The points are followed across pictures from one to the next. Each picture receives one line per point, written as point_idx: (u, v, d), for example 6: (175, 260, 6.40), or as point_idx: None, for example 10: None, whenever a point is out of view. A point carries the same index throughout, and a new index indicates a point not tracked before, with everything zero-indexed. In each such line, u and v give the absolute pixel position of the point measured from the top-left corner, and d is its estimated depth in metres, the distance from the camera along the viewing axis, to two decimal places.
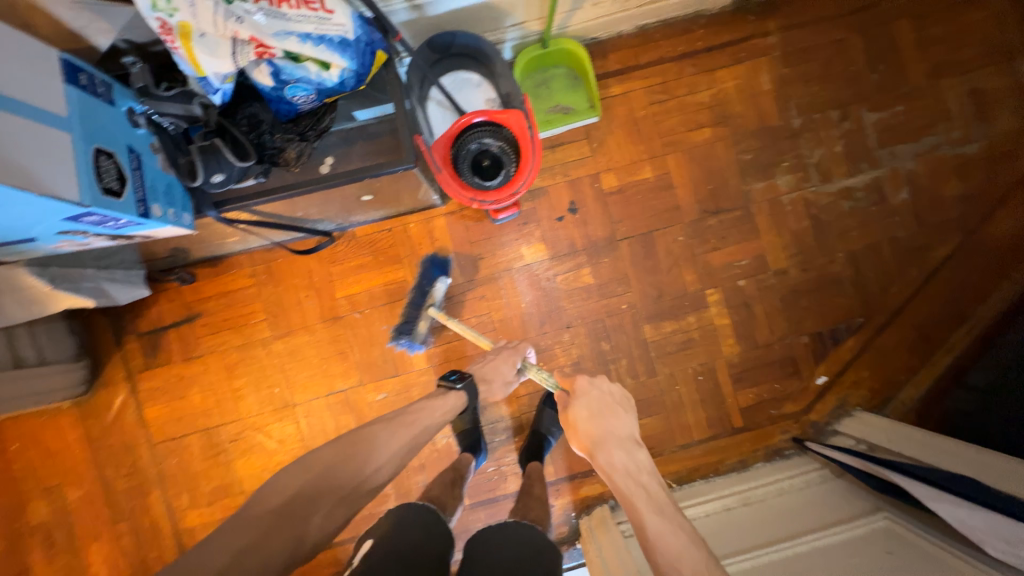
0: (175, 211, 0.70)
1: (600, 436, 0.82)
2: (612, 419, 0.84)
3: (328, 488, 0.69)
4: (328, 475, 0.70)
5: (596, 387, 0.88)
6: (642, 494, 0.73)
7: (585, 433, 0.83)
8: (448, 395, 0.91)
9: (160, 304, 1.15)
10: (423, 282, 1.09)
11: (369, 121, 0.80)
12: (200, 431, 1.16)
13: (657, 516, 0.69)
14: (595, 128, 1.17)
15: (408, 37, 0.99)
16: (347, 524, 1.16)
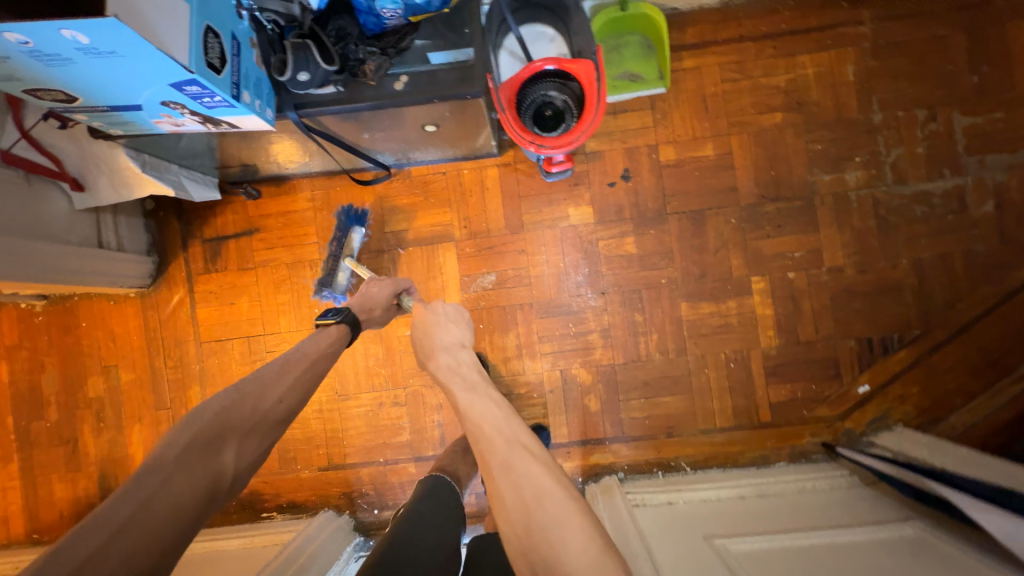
0: (261, 105, 0.75)
1: (428, 344, 0.81)
2: (441, 328, 0.82)
3: (228, 426, 0.65)
4: (224, 415, 0.66)
5: (433, 308, 0.84)
6: (460, 383, 0.75)
7: (418, 342, 0.83)
8: (327, 330, 0.84)
9: (225, 215, 1.24)
10: (338, 231, 1.14)
11: (440, 65, 0.82)
12: (243, 338, 1.24)
13: (469, 395, 0.73)
14: (661, 100, 1.15)
15: None
16: (361, 449, 1.21)
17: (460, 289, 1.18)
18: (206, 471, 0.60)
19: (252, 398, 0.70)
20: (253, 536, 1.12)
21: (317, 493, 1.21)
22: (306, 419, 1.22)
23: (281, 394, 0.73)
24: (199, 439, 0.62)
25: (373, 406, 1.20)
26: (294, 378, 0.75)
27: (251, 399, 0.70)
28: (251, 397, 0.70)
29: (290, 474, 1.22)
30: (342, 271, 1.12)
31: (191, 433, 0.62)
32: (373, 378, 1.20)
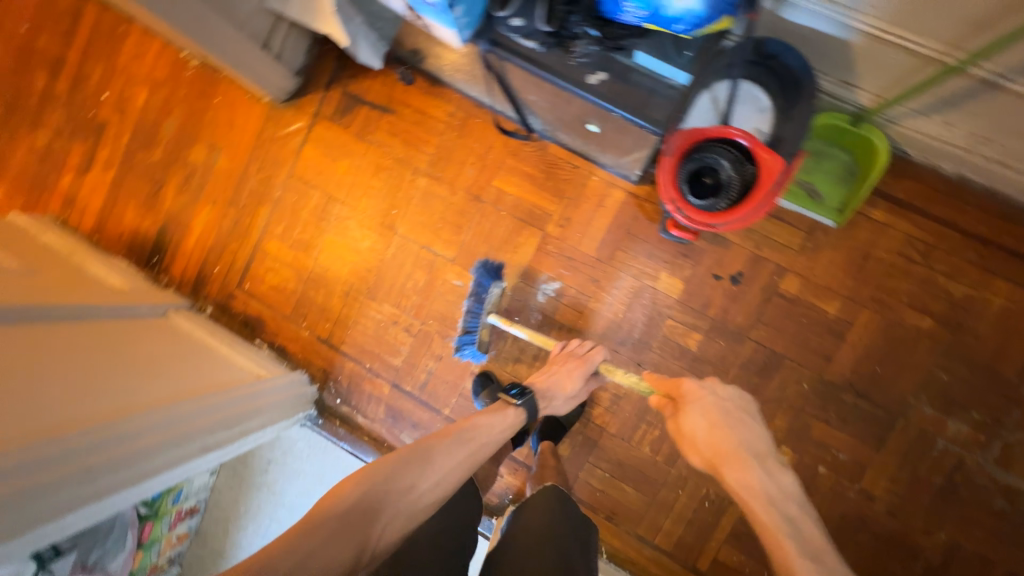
0: (464, 22, 0.74)
1: (725, 449, 0.76)
2: (716, 421, 0.79)
3: (389, 497, 0.69)
4: (385, 485, 0.70)
5: (710, 391, 0.83)
6: (794, 537, 0.65)
7: (711, 445, 0.78)
8: (506, 412, 0.91)
9: (374, 82, 1.26)
10: (478, 290, 1.11)
11: (643, 69, 0.76)
12: (326, 194, 1.30)
13: (813, 563, 0.62)
14: (822, 231, 1.05)
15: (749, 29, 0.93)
16: (358, 345, 1.28)
17: (521, 276, 1.18)
18: (358, 539, 0.63)
19: (414, 471, 0.73)
20: (235, 356, 1.23)
21: (305, 354, 1.31)
22: (332, 292, 1.30)
23: (443, 469, 0.76)
24: (362, 501, 0.66)
25: (389, 319, 1.26)
26: (455, 458, 0.78)
27: (416, 468, 0.73)
28: (415, 467, 0.73)
29: (295, 325, 1.32)
30: (485, 329, 1.13)
31: (355, 496, 0.67)
32: (404, 298, 1.25)
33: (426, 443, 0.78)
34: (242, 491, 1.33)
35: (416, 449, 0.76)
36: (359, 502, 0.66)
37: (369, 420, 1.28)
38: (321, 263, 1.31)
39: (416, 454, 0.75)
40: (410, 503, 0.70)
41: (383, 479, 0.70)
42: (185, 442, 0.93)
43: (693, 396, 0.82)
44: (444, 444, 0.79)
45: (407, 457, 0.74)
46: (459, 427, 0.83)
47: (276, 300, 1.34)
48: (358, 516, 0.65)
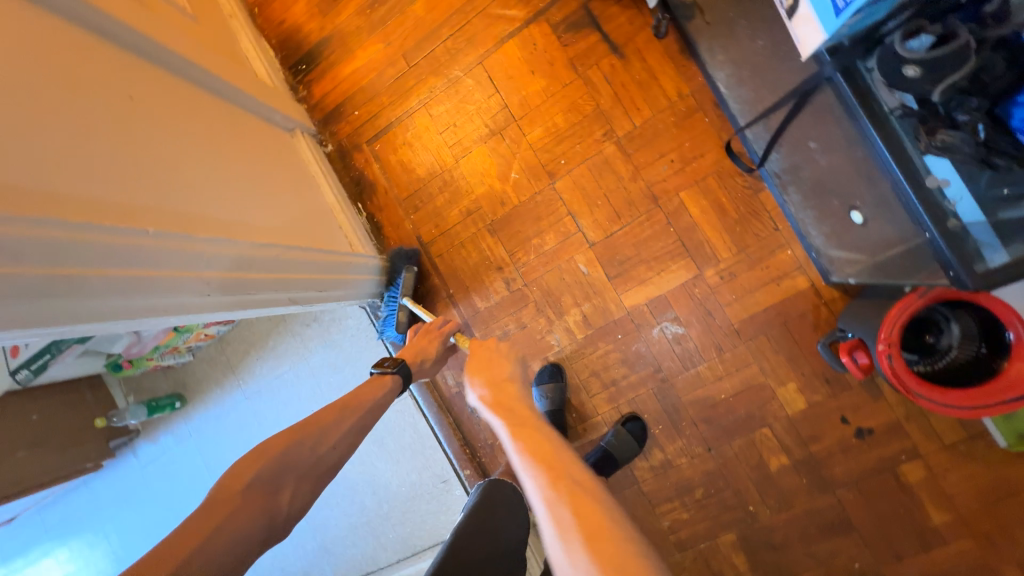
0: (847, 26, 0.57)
1: (486, 379, 0.78)
2: (482, 363, 0.82)
3: (289, 466, 0.69)
4: (284, 457, 0.69)
5: (493, 348, 0.86)
6: (511, 421, 0.68)
7: (477, 366, 0.81)
8: (386, 380, 0.87)
9: (621, 14, 1.07)
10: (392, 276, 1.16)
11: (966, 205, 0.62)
12: (503, 103, 1.15)
13: (526, 434, 0.65)
14: (987, 444, 0.92)
15: None
16: (451, 267, 1.21)
17: (648, 301, 1.07)
18: (263, 509, 0.63)
19: (310, 443, 0.72)
20: (336, 213, 1.16)
21: (397, 244, 1.25)
22: (454, 203, 1.20)
23: (334, 437, 0.75)
24: (261, 476, 0.66)
25: (494, 262, 1.17)
26: (346, 430, 0.77)
27: (308, 442, 0.72)
28: (306, 436, 0.72)
29: (403, 212, 1.24)
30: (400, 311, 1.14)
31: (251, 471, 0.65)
32: (520, 251, 1.15)
33: (317, 423, 0.75)
34: (276, 328, 1.33)
35: (309, 423, 0.75)
36: (265, 478, 0.66)
37: None
38: (458, 169, 1.19)
39: (312, 430, 0.74)
40: (314, 466, 0.71)
41: (278, 452, 0.69)
42: (279, 288, 0.85)
43: (478, 350, 0.86)
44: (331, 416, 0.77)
45: (297, 432, 0.73)
46: (341, 405, 0.79)
47: (395, 179, 1.24)
48: (260, 489, 0.65)
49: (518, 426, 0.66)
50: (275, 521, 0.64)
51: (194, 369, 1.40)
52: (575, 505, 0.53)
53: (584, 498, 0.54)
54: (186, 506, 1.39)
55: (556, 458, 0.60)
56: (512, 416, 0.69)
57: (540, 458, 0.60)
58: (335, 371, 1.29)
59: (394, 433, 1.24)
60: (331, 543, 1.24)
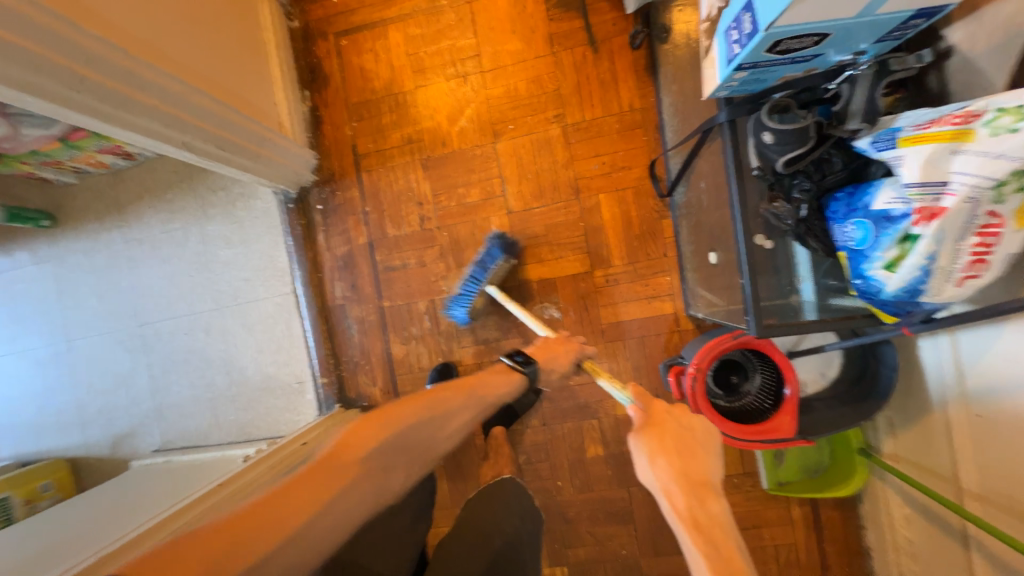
0: (731, 83, 0.65)
1: (694, 475, 0.55)
2: (648, 431, 0.62)
3: (407, 441, 0.67)
4: (411, 430, 0.68)
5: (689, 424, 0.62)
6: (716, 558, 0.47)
7: (661, 452, 0.58)
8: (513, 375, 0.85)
9: (610, 13, 1.12)
10: (484, 260, 1.09)
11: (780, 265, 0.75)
12: (476, 49, 1.16)
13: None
14: (753, 482, 1.10)
15: (926, 341, 0.82)
16: (376, 188, 1.22)
17: (540, 280, 1.15)
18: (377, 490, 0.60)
19: (427, 430, 0.70)
20: (277, 89, 1.13)
21: (331, 145, 1.23)
22: (401, 127, 1.20)
23: (451, 428, 0.73)
24: (372, 458, 0.61)
25: (416, 195, 1.20)
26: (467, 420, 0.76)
27: (427, 428, 0.70)
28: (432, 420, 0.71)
29: (346, 116, 1.22)
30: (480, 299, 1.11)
31: None
32: (445, 196, 1.19)
33: (424, 403, 0.72)
34: (179, 184, 1.27)
35: (434, 403, 0.73)
36: (382, 457, 0.63)
37: (326, 245, 1.24)
38: (416, 94, 1.19)
39: (425, 408, 0.72)
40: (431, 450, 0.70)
41: (407, 425, 0.68)
42: (174, 127, 0.82)
43: (659, 423, 0.62)
44: (447, 400, 0.75)
45: (427, 409, 0.71)
46: (453, 385, 0.78)
47: (352, 82, 1.22)
48: (374, 471, 0.61)
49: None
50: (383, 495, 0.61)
51: (76, 194, 1.30)
52: None
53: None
54: (27, 327, 1.32)
55: None
56: (709, 548, 0.48)
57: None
58: (227, 247, 1.26)
59: (266, 324, 1.25)
60: (167, 409, 1.28)
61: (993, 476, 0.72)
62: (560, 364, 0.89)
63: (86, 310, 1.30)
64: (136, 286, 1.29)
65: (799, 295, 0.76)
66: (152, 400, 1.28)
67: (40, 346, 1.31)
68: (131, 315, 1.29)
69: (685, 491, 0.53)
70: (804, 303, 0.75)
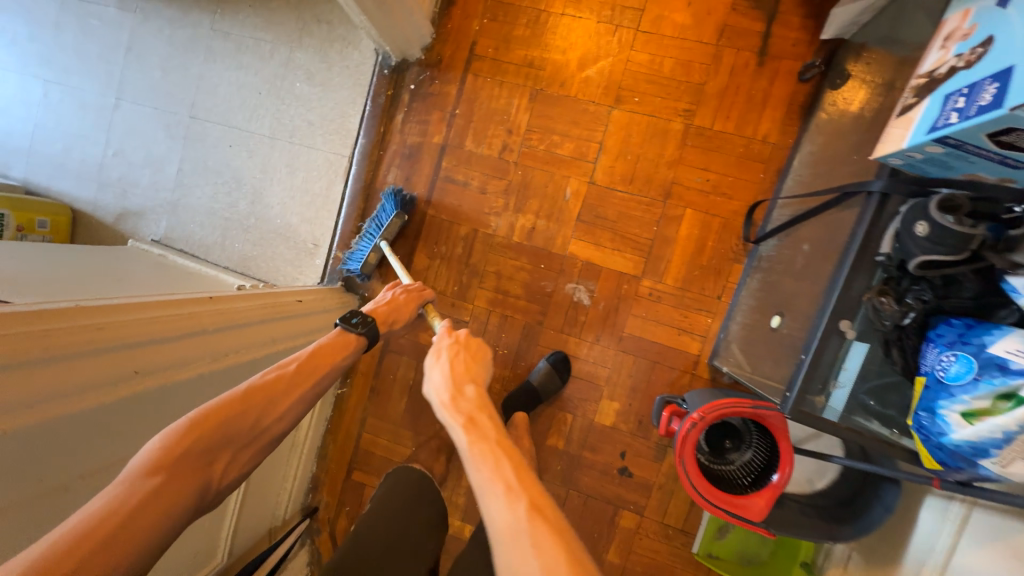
0: (913, 154, 0.58)
1: (449, 368, 0.67)
2: (457, 360, 0.68)
3: (228, 438, 0.58)
4: (224, 426, 0.58)
5: (435, 367, 0.68)
6: (482, 417, 0.60)
7: (445, 347, 0.72)
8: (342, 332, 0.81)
9: (795, 33, 1.01)
10: (379, 217, 1.14)
11: (842, 361, 0.68)
12: (642, 3, 1.06)
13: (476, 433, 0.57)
14: (686, 540, 1.08)
15: (932, 500, 0.78)
16: (474, 95, 1.14)
17: (586, 261, 1.10)
18: (196, 485, 0.53)
19: (259, 416, 0.62)
20: None
21: (452, 31, 1.15)
22: (527, 47, 1.11)
23: (285, 409, 0.65)
24: (196, 448, 0.54)
25: (509, 122, 1.13)
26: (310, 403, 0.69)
27: (257, 412, 0.62)
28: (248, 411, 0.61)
29: (480, 9, 1.13)
30: (372, 252, 1.12)
31: None
32: (535, 136, 1.11)
33: (257, 394, 0.63)
34: None
35: (263, 388, 0.64)
36: (202, 448, 0.55)
37: (399, 127, 1.18)
38: (558, 19, 1.10)
39: (261, 397, 0.63)
40: (265, 436, 0.63)
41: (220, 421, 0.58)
42: None
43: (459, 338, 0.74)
44: (288, 375, 0.68)
45: (249, 398, 0.62)
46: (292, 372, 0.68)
47: None
48: (194, 464, 0.54)
49: (469, 430, 0.57)
50: (206, 496, 0.55)
51: None
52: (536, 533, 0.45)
53: (543, 520, 0.47)
54: (83, 65, 1.27)
55: (527, 478, 0.52)
56: (465, 411, 0.60)
57: (501, 480, 0.51)
58: (306, 82, 1.19)
59: (310, 173, 1.20)
60: (183, 208, 1.25)
61: None
62: (403, 313, 0.90)
63: (146, 78, 1.25)
64: (203, 78, 1.23)
65: (827, 398, 0.69)
66: (172, 193, 1.25)
67: (89, 91, 1.27)
68: (186, 103, 1.24)
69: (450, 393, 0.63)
70: (830, 407, 0.69)
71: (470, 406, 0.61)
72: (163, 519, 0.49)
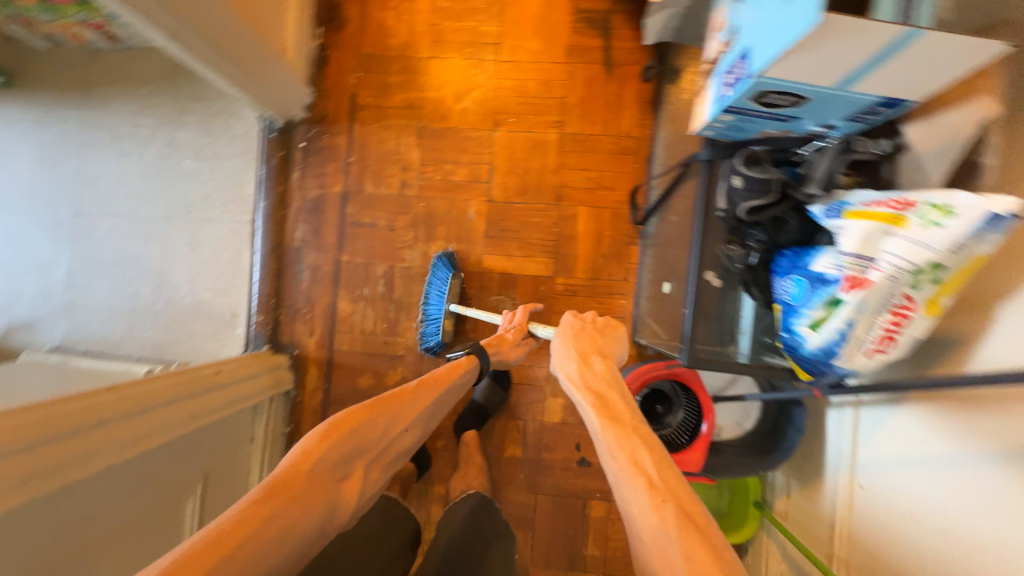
0: (718, 123, 0.70)
1: (576, 352, 0.74)
2: (583, 336, 0.77)
3: (356, 445, 0.65)
4: (354, 439, 0.65)
5: (560, 346, 0.77)
6: (619, 404, 0.65)
7: (567, 337, 0.78)
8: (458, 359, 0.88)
9: (630, 42, 1.17)
10: (434, 282, 1.12)
11: (723, 311, 0.80)
12: (498, 37, 1.18)
13: (613, 423, 0.62)
14: None
15: (832, 407, 0.88)
16: (365, 141, 1.20)
17: (502, 272, 1.16)
18: (326, 504, 0.59)
19: (392, 427, 0.71)
20: (289, 17, 1.11)
21: (331, 88, 1.21)
22: (405, 90, 1.20)
23: (410, 421, 0.73)
24: (331, 460, 0.61)
25: (403, 160, 1.19)
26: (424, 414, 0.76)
27: (384, 420, 0.70)
28: (373, 423, 0.68)
29: (353, 64, 1.21)
30: (446, 318, 1.11)
31: None
32: (431, 167, 1.18)
33: (390, 406, 0.71)
34: (162, 81, 1.21)
35: (388, 400, 0.72)
36: (330, 468, 0.61)
37: (298, 184, 1.21)
38: (429, 63, 1.19)
39: (391, 408, 0.71)
40: (387, 447, 0.70)
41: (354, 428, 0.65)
42: None
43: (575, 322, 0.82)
44: (412, 387, 0.76)
45: (377, 408, 0.70)
46: (416, 387, 0.77)
47: (369, 33, 1.21)
48: (326, 476, 0.60)
49: (604, 416, 0.63)
50: (332, 519, 0.59)
51: (43, 60, 1.20)
52: (685, 540, 0.49)
53: (691, 525, 0.51)
54: None
55: (664, 461, 0.58)
56: (597, 395, 0.67)
57: (637, 466, 0.57)
58: (193, 158, 1.20)
59: (213, 246, 1.19)
60: (78, 308, 1.18)
61: (863, 548, 0.77)
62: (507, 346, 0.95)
63: (18, 183, 1.20)
64: (81, 173, 1.20)
65: (736, 346, 0.80)
66: (64, 295, 1.18)
67: None
68: (67, 201, 1.20)
69: (579, 365, 0.72)
70: (739, 352, 0.79)
71: (608, 392, 0.67)
72: (298, 528, 0.54)
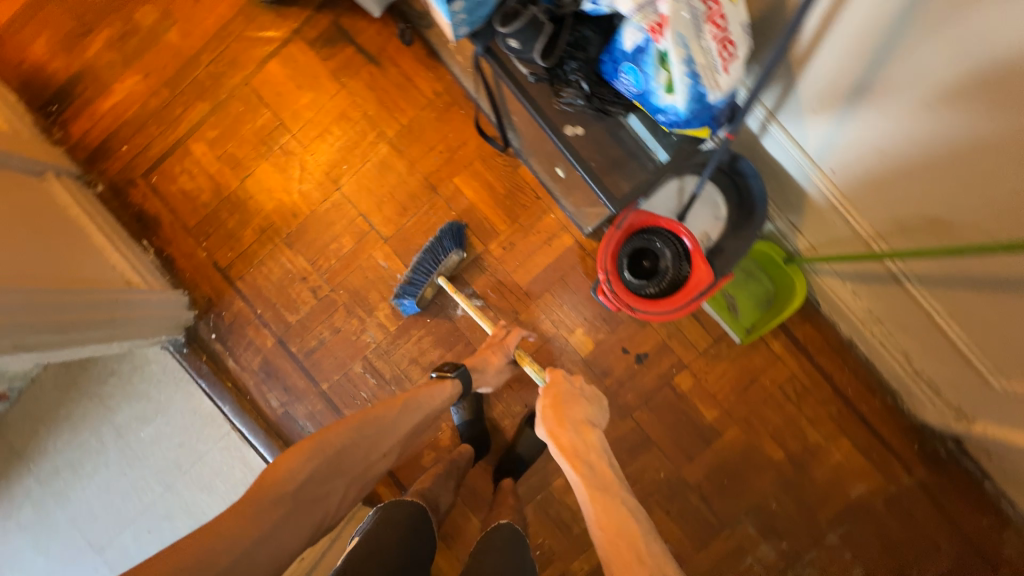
0: (462, 19, 0.69)
1: (563, 409, 0.75)
2: (568, 400, 0.78)
3: (339, 471, 0.68)
4: (339, 459, 0.68)
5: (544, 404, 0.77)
6: (602, 473, 0.66)
7: (558, 396, 0.78)
8: (446, 381, 0.88)
9: (372, 27, 1.17)
10: (436, 249, 1.08)
11: (614, 145, 0.82)
12: (276, 117, 1.18)
13: (601, 490, 0.63)
14: (726, 343, 1.11)
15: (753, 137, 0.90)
16: (256, 287, 1.18)
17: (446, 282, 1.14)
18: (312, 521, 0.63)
19: (367, 446, 0.72)
20: (108, 252, 1.09)
21: (194, 274, 1.19)
22: (249, 222, 1.18)
23: (388, 444, 0.75)
24: (317, 475, 0.65)
25: (296, 273, 1.18)
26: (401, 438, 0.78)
27: (367, 445, 0.72)
28: (365, 441, 0.71)
29: (193, 241, 1.19)
30: (430, 288, 1.09)
31: None
32: (321, 257, 1.17)
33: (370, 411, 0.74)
34: (70, 394, 1.18)
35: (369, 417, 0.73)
36: (312, 484, 0.64)
37: (239, 366, 1.19)
38: (246, 185, 1.18)
39: (375, 416, 0.74)
40: (364, 473, 0.72)
41: (338, 450, 0.68)
42: None
43: (559, 381, 0.81)
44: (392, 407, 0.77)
45: (360, 428, 0.71)
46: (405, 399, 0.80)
47: (182, 207, 1.20)
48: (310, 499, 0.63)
49: (597, 489, 0.63)
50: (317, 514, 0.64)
51: None
52: None
53: None
54: None
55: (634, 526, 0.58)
56: (591, 469, 0.66)
57: (612, 530, 0.58)
58: (145, 424, 1.17)
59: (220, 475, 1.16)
60: None
61: (867, 202, 0.79)
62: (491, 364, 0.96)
63: None
64: None
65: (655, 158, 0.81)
66: None
67: None
68: None
69: (565, 429, 0.72)
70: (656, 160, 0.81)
71: (594, 459, 0.68)
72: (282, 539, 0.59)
